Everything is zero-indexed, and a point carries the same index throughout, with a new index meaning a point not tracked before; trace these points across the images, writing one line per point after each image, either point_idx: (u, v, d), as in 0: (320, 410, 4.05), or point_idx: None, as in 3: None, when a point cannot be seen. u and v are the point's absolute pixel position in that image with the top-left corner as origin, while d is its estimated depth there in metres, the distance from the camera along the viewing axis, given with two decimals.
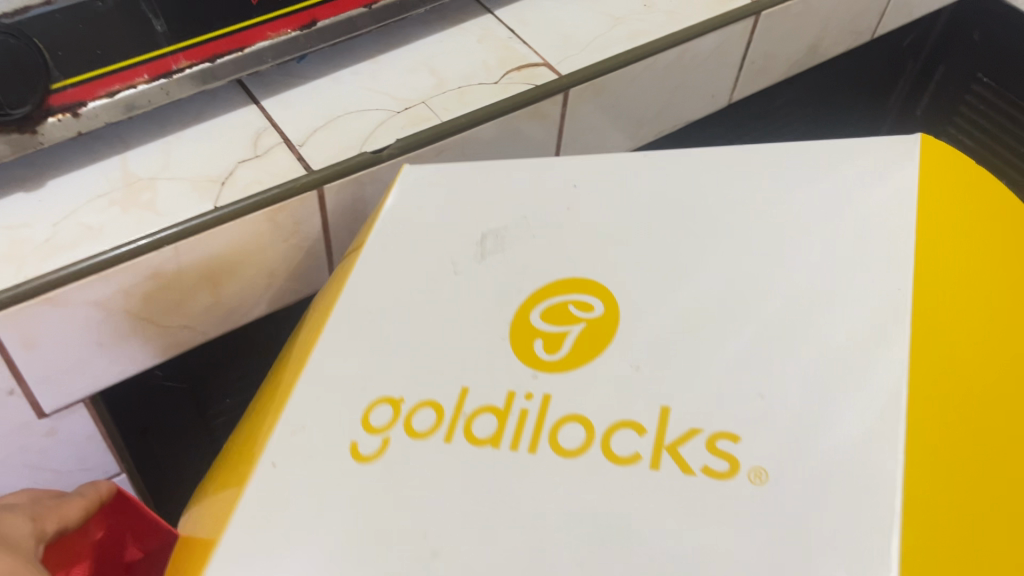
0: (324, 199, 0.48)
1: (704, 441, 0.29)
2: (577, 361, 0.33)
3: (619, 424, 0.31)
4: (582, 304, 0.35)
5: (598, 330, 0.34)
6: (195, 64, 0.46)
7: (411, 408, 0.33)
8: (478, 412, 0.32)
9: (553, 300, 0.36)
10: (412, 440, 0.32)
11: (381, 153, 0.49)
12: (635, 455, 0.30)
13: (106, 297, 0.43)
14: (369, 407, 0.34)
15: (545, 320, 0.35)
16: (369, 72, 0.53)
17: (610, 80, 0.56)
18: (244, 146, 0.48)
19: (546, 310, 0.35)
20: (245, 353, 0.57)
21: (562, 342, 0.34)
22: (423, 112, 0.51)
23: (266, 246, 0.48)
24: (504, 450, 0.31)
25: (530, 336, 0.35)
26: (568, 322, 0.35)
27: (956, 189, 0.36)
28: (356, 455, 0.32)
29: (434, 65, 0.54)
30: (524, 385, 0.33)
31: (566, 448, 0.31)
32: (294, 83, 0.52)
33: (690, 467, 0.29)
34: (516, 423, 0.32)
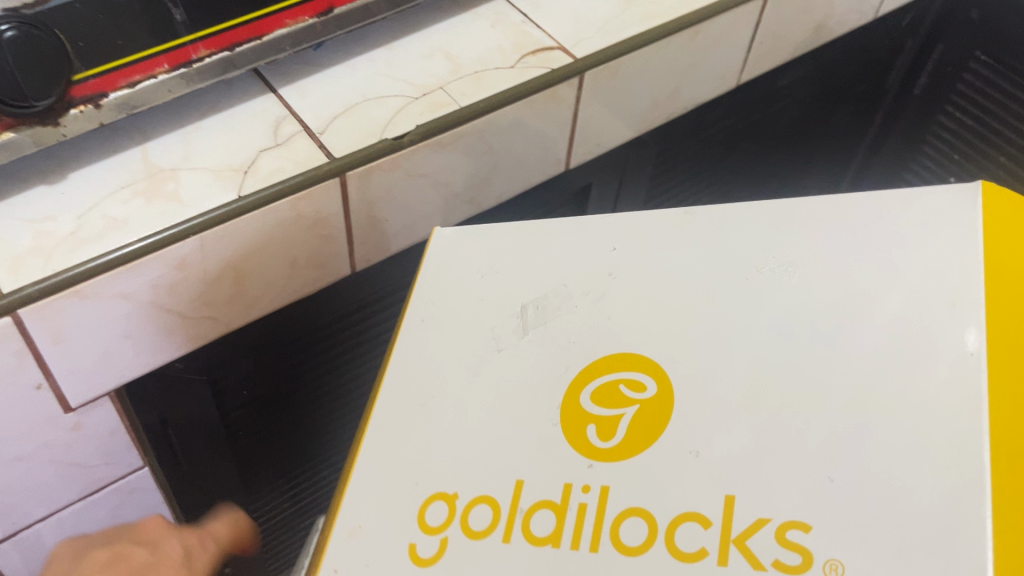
0: (345, 186, 0.48)
1: (773, 532, 0.30)
2: (632, 449, 0.34)
3: (683, 516, 0.31)
4: (633, 385, 0.36)
5: (651, 412, 0.34)
6: (214, 54, 0.47)
7: (466, 504, 0.35)
8: (536, 507, 0.34)
9: (603, 378, 0.37)
10: (471, 540, 0.34)
11: (402, 139, 0.49)
12: (703, 550, 0.30)
13: (133, 289, 0.44)
14: (425, 504, 0.36)
15: (597, 403, 0.36)
16: (385, 59, 0.53)
17: (625, 62, 0.56)
18: (265, 134, 0.48)
19: (596, 390, 0.36)
20: (264, 343, 0.56)
21: (616, 428, 0.35)
22: (442, 98, 0.51)
23: (289, 235, 0.48)
24: (565, 549, 0.32)
25: (584, 422, 0.35)
26: (621, 405, 0.35)
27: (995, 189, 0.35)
28: (414, 558, 0.34)
29: (450, 50, 0.54)
30: (580, 476, 0.34)
31: (629, 545, 0.31)
32: (311, 71, 0.52)
33: (761, 563, 0.29)
34: (579, 521, 0.33)
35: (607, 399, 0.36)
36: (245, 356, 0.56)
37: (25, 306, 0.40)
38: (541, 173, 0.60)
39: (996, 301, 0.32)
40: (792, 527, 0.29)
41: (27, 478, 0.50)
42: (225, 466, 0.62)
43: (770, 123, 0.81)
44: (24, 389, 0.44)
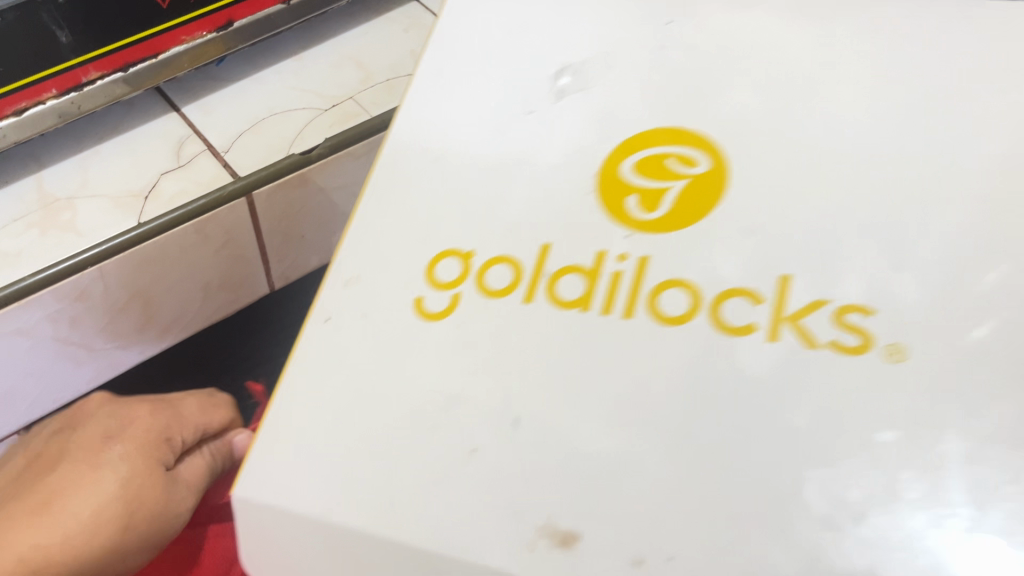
0: (254, 205, 0.47)
1: (831, 311, 0.28)
2: (673, 224, 0.31)
3: (736, 291, 0.29)
4: (682, 158, 0.32)
5: (698, 191, 0.31)
6: (106, 75, 0.45)
7: (483, 264, 0.32)
8: (563, 271, 0.31)
9: (648, 152, 0.32)
10: (488, 298, 0.31)
11: (310, 154, 0.47)
12: (750, 325, 0.28)
13: (30, 325, 0.42)
14: (437, 258, 0.32)
15: (639, 173, 0.32)
16: (293, 71, 0.52)
17: None
18: (166, 156, 0.47)
19: (642, 159, 0.32)
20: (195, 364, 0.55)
21: (660, 200, 0.31)
22: (352, 109, 0.50)
23: (197, 258, 0.47)
24: (594, 313, 0.30)
25: (623, 192, 0.32)
26: (668, 178, 0.32)
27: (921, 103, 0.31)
28: (422, 312, 0.31)
29: (361, 59, 0.53)
30: (615, 245, 0.31)
31: (668, 315, 0.29)
32: (216, 87, 0.50)
33: (815, 339, 0.27)
34: (696, 305, 0.29)
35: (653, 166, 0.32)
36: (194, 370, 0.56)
37: None
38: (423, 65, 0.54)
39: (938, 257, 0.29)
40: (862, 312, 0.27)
41: None
42: None
43: None
44: None
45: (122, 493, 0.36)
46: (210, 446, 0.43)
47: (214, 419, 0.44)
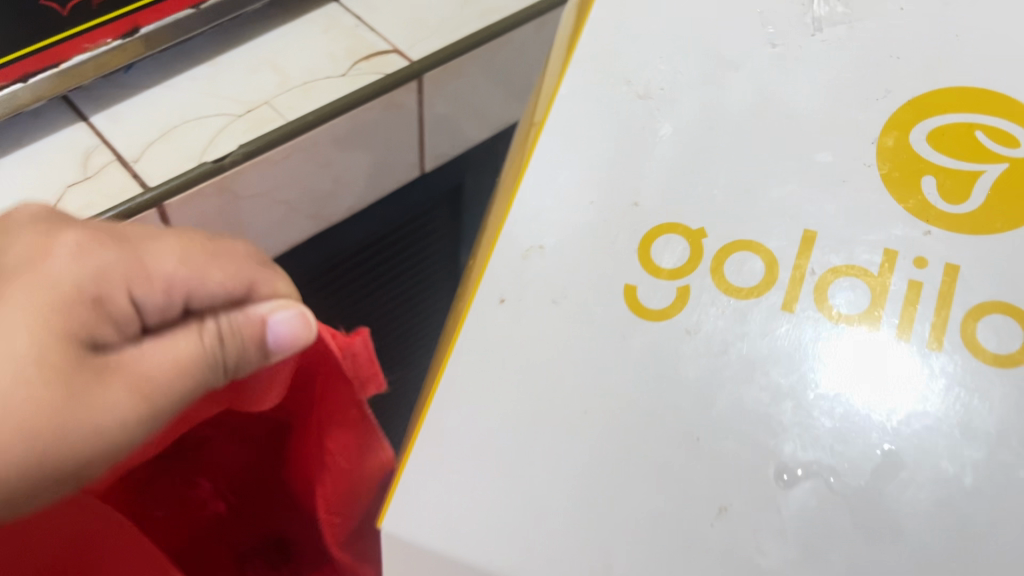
0: (167, 216, 0.46)
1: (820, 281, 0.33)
2: (988, 214, 0.33)
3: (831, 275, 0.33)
4: (992, 133, 0.34)
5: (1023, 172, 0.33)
6: (4, 86, 0.44)
7: (723, 255, 0.34)
8: (729, 253, 0.34)
9: (954, 121, 0.34)
10: (728, 295, 0.34)
11: (223, 162, 0.46)
12: (723, 280, 0.34)
13: None
14: (649, 238, 0.35)
15: (937, 154, 0.34)
16: (207, 76, 0.51)
17: (467, 61, 0.54)
18: (74, 167, 0.46)
19: (943, 129, 0.34)
20: None
21: (971, 186, 0.33)
22: (267, 114, 0.49)
23: None
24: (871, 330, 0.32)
25: (921, 173, 0.34)
26: (984, 159, 0.33)
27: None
28: (640, 310, 0.35)
29: (278, 62, 0.52)
30: (918, 245, 0.33)
31: (987, 348, 0.31)
32: (125, 95, 0.49)
33: (790, 304, 0.33)
34: (883, 297, 0.32)
35: (958, 143, 0.34)
36: None
37: None
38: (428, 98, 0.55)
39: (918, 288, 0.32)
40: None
41: None
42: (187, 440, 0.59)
43: None
44: None
45: (36, 361, 0.32)
46: (230, 323, 0.38)
47: (210, 280, 0.37)
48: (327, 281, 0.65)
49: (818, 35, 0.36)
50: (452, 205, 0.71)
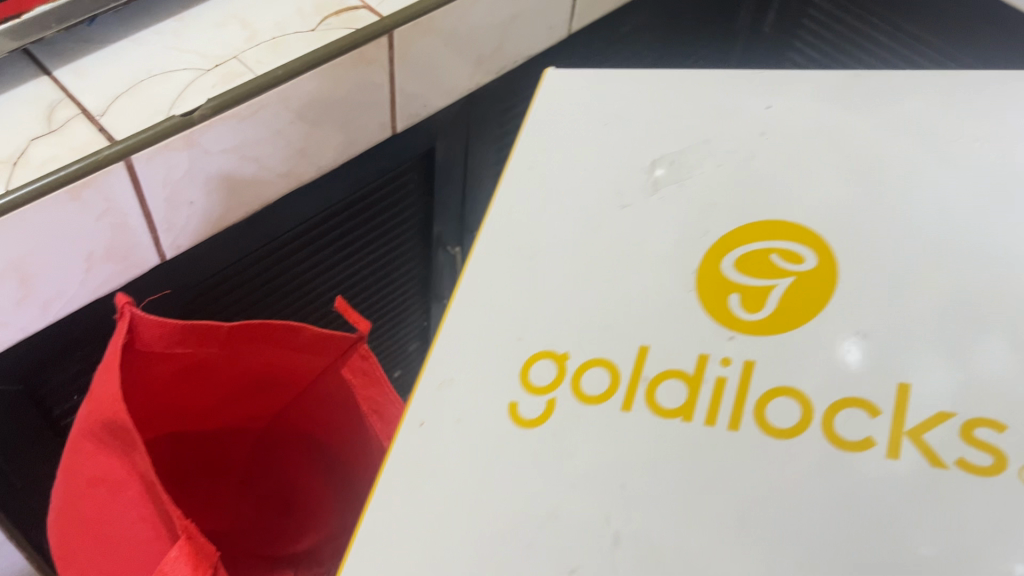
0: (134, 170, 0.45)
1: (647, 385, 0.35)
2: (772, 326, 0.35)
3: (664, 374, 0.35)
4: (788, 255, 0.36)
5: (809, 286, 0.35)
6: None
7: (580, 366, 0.36)
8: (592, 364, 0.36)
9: (753, 246, 0.37)
10: (585, 402, 0.35)
11: (192, 116, 0.46)
12: (597, 391, 0.35)
13: None
14: (532, 361, 0.37)
15: (739, 270, 0.37)
16: (173, 30, 0.50)
17: (436, 18, 0.54)
18: (37, 120, 0.45)
19: (743, 251, 0.37)
20: (175, 281, 0.56)
21: (763, 300, 0.36)
22: (236, 68, 0.48)
23: (75, 227, 0.45)
24: (696, 423, 0.33)
25: (726, 290, 0.36)
26: (774, 277, 0.36)
27: (814, 256, 0.36)
28: (517, 419, 0.35)
29: (245, 17, 0.51)
30: (719, 349, 0.35)
31: (779, 428, 0.32)
32: (89, 49, 0.48)
33: (628, 403, 0.35)
34: (698, 393, 0.34)
35: (756, 263, 0.37)
36: (179, 280, 0.56)
37: None
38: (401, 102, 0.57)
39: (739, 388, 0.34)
40: (984, 424, 0.31)
41: None
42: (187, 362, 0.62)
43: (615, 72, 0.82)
44: None
45: None
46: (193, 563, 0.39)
47: None
48: (316, 235, 0.65)
49: (627, 208, 0.39)
50: (422, 170, 0.71)
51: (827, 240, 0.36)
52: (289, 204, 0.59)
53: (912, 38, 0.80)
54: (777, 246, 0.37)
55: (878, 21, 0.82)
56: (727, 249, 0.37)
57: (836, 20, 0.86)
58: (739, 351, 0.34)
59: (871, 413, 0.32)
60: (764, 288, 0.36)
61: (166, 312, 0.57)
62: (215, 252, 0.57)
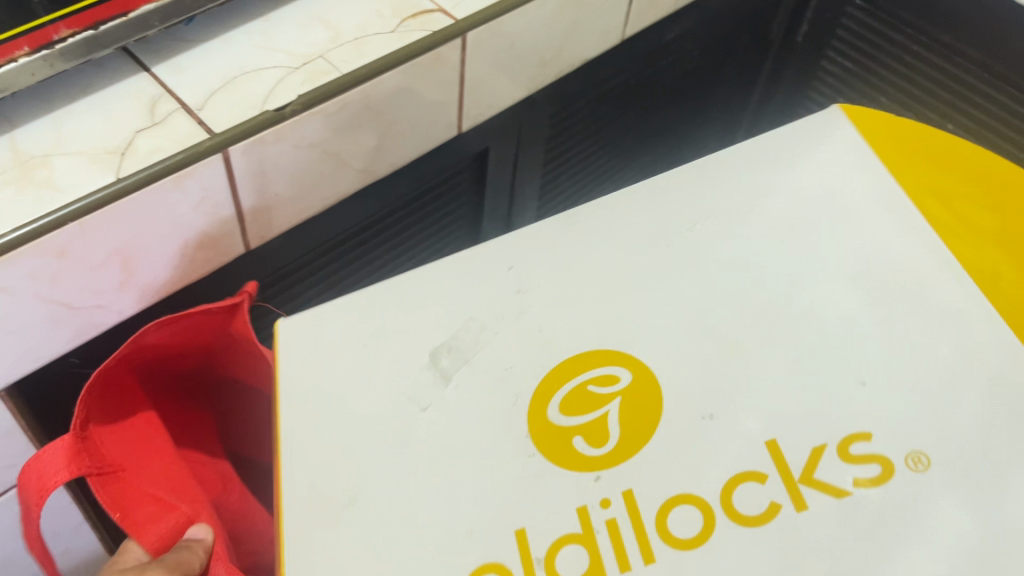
0: (230, 162, 0.48)
1: (546, 573, 0.36)
2: (621, 455, 0.39)
3: (554, 547, 0.36)
4: (600, 381, 0.41)
5: (636, 400, 0.40)
6: (77, 33, 0.45)
7: None
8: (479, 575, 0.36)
9: (571, 384, 0.41)
10: None
11: (284, 111, 0.48)
12: None
13: (13, 281, 0.42)
14: None
15: (565, 411, 0.40)
16: (261, 31, 0.52)
17: (505, 22, 0.57)
18: (140, 114, 0.47)
19: (565, 396, 0.41)
20: (248, 274, 0.58)
21: (603, 431, 0.39)
22: (322, 66, 0.51)
23: (173, 216, 0.47)
24: (615, 574, 0.36)
25: (570, 434, 0.39)
26: (603, 404, 0.40)
27: (634, 383, 0.41)
28: None
29: (328, 18, 0.53)
30: (592, 493, 0.38)
31: (681, 537, 0.36)
32: (184, 48, 0.51)
33: None
34: (598, 554, 0.36)
35: (577, 402, 0.41)
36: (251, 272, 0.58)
37: None
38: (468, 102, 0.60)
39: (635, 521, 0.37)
40: (856, 439, 0.38)
41: None
42: None
43: (657, 78, 0.85)
44: None
45: None
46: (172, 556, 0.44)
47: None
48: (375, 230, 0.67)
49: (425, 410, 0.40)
50: (477, 171, 0.74)
51: (633, 355, 0.41)
52: (355, 201, 0.61)
53: (947, 49, 0.83)
54: (588, 381, 0.41)
55: (914, 33, 0.86)
56: (553, 399, 0.41)
57: (872, 30, 0.90)
58: (610, 486, 0.38)
59: (761, 478, 0.37)
60: (595, 423, 0.40)
61: None
62: (287, 247, 0.59)
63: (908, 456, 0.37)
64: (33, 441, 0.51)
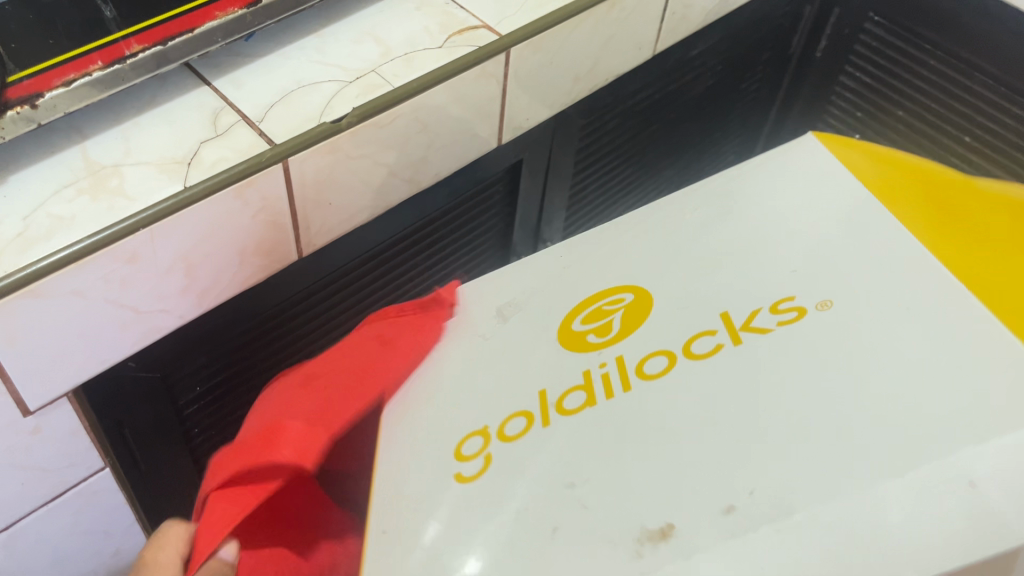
0: (289, 171, 0.49)
1: (556, 406, 0.42)
2: (625, 332, 0.44)
3: (569, 392, 0.42)
4: (611, 300, 0.47)
5: (635, 309, 0.46)
6: (146, 48, 0.47)
7: (498, 426, 0.42)
8: (513, 416, 0.42)
9: (591, 308, 0.47)
10: (505, 442, 0.41)
11: (340, 123, 0.50)
12: (512, 435, 0.41)
13: (86, 286, 0.44)
14: (463, 439, 0.43)
15: (585, 323, 0.47)
16: (315, 46, 0.54)
17: (547, 37, 0.59)
18: (204, 126, 0.49)
19: (585, 315, 0.47)
20: (299, 280, 0.60)
21: (610, 327, 0.45)
22: (375, 80, 0.53)
23: (234, 223, 0.49)
24: (601, 400, 0.41)
25: (585, 334, 0.46)
26: (609, 313, 0.46)
27: (634, 305, 0.46)
28: (460, 478, 0.40)
29: (379, 34, 0.56)
30: (597, 360, 0.44)
31: (649, 371, 0.41)
32: (243, 63, 0.53)
33: (547, 419, 0.41)
34: (593, 388, 0.42)
35: (595, 316, 0.47)
36: (302, 278, 0.60)
37: None
38: (507, 116, 0.62)
39: (624, 372, 0.42)
40: (780, 300, 0.41)
41: None
42: (295, 351, 0.66)
43: (683, 91, 0.87)
44: None
45: None
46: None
47: None
48: (419, 235, 0.69)
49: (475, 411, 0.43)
50: (510, 183, 0.76)
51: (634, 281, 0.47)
52: (400, 209, 0.63)
53: (965, 65, 0.85)
54: (608, 303, 0.47)
55: (933, 48, 0.88)
56: (574, 316, 0.47)
57: (891, 47, 0.92)
58: (608, 354, 0.44)
59: (722, 315, 0.42)
60: (603, 321, 0.46)
61: (291, 308, 0.61)
62: (336, 254, 0.61)
63: (815, 300, 0.40)
64: (93, 442, 0.53)
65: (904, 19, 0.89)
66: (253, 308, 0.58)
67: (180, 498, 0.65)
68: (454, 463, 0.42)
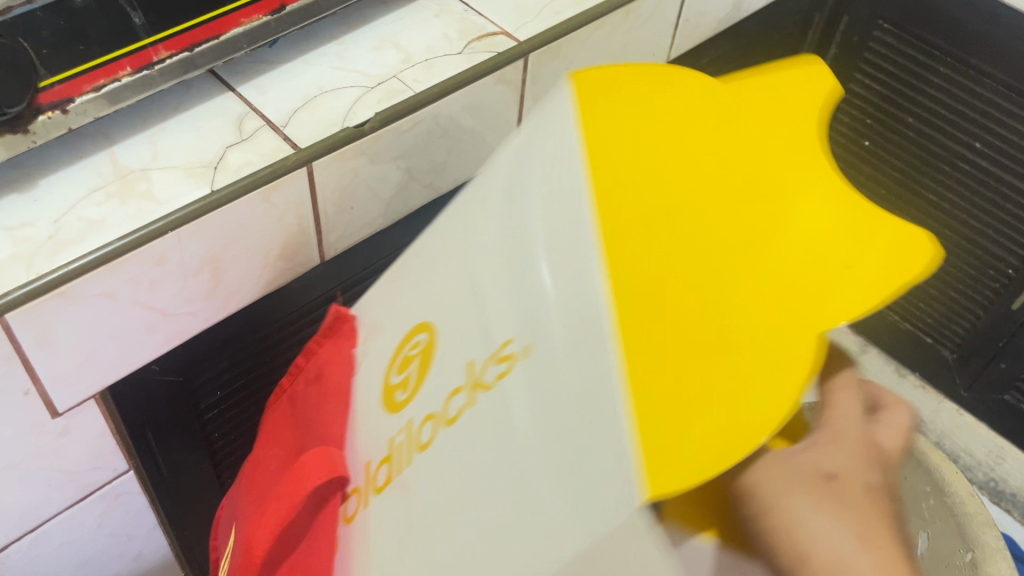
0: (313, 175, 0.50)
1: (375, 485, 0.42)
2: (417, 385, 0.41)
3: (383, 461, 0.42)
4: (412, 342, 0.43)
5: (427, 350, 0.41)
6: (174, 54, 0.47)
7: (349, 499, 0.45)
8: (353, 494, 0.45)
9: (401, 355, 0.44)
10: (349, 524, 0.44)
11: (364, 127, 0.51)
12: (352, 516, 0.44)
13: (116, 288, 0.44)
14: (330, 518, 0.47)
15: (397, 375, 0.44)
16: (337, 53, 0.55)
17: (564, 44, 0.59)
18: (229, 131, 0.50)
19: (398, 366, 0.44)
20: (318, 286, 0.60)
21: (408, 379, 0.42)
22: (396, 86, 0.53)
23: (260, 227, 0.50)
24: (395, 476, 0.41)
25: (396, 392, 0.43)
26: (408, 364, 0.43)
27: (428, 351, 0.41)
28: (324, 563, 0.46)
29: (399, 41, 0.56)
30: (398, 426, 0.42)
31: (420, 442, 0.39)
32: (267, 69, 0.54)
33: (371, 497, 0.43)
34: (393, 460, 0.41)
35: (403, 365, 0.43)
36: (321, 284, 0.60)
37: (11, 311, 0.40)
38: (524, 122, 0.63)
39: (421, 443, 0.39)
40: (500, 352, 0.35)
41: (21, 491, 0.49)
42: None
43: None
44: (12, 395, 0.44)
45: None
46: None
47: None
48: None
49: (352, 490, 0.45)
50: None
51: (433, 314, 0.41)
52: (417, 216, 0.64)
53: (976, 72, 0.86)
54: (404, 352, 0.43)
55: (942, 55, 0.88)
56: (388, 372, 0.45)
57: (900, 54, 0.92)
58: (403, 418, 0.42)
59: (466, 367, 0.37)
60: (404, 378, 0.43)
61: (308, 314, 0.62)
62: (353, 260, 0.61)
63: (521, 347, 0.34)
64: (118, 443, 0.53)
65: (917, 26, 0.89)
66: (272, 313, 0.58)
67: (199, 503, 0.65)
68: (326, 543, 0.46)
